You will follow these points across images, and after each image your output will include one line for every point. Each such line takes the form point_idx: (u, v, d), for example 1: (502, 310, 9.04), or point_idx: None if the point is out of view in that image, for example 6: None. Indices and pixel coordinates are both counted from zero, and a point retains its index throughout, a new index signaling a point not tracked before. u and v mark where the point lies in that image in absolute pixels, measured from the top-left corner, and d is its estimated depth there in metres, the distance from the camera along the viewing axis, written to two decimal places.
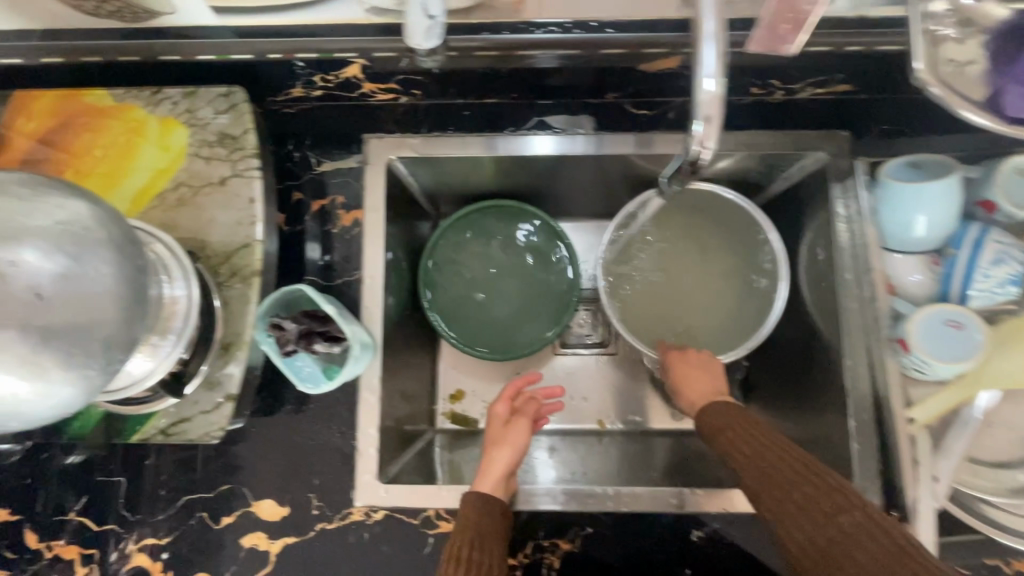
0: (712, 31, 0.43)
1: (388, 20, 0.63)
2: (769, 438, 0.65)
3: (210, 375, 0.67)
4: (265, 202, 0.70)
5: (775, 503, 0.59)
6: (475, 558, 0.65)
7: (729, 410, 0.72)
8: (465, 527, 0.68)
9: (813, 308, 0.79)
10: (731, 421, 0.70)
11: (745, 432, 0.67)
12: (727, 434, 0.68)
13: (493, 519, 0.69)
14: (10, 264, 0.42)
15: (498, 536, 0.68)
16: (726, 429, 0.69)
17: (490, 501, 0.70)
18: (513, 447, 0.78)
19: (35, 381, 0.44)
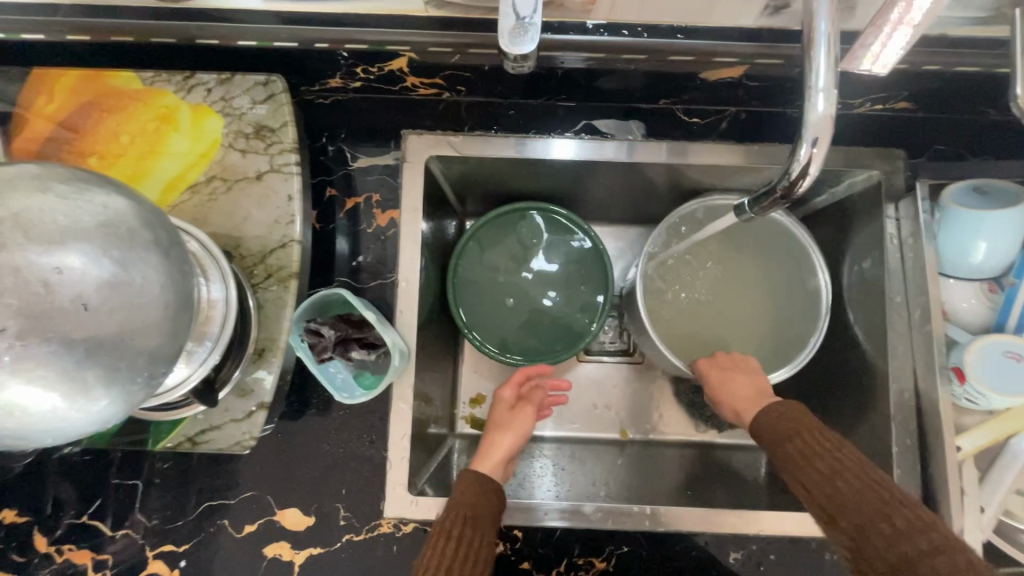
0: (825, 33, 0.41)
1: (446, 14, 0.58)
2: (847, 454, 0.58)
3: (242, 382, 0.63)
4: (303, 199, 0.67)
5: (857, 532, 0.54)
6: (467, 538, 0.63)
7: (794, 413, 0.64)
8: (458, 504, 0.66)
9: (857, 329, 0.77)
10: (797, 426, 0.62)
11: (814, 443, 0.60)
12: (795, 442, 0.61)
13: (488, 501, 0.67)
14: (55, 271, 0.38)
15: (492, 519, 0.66)
16: (789, 437, 0.62)
17: (487, 482, 0.68)
18: (517, 434, 0.80)
19: (77, 398, 0.40)
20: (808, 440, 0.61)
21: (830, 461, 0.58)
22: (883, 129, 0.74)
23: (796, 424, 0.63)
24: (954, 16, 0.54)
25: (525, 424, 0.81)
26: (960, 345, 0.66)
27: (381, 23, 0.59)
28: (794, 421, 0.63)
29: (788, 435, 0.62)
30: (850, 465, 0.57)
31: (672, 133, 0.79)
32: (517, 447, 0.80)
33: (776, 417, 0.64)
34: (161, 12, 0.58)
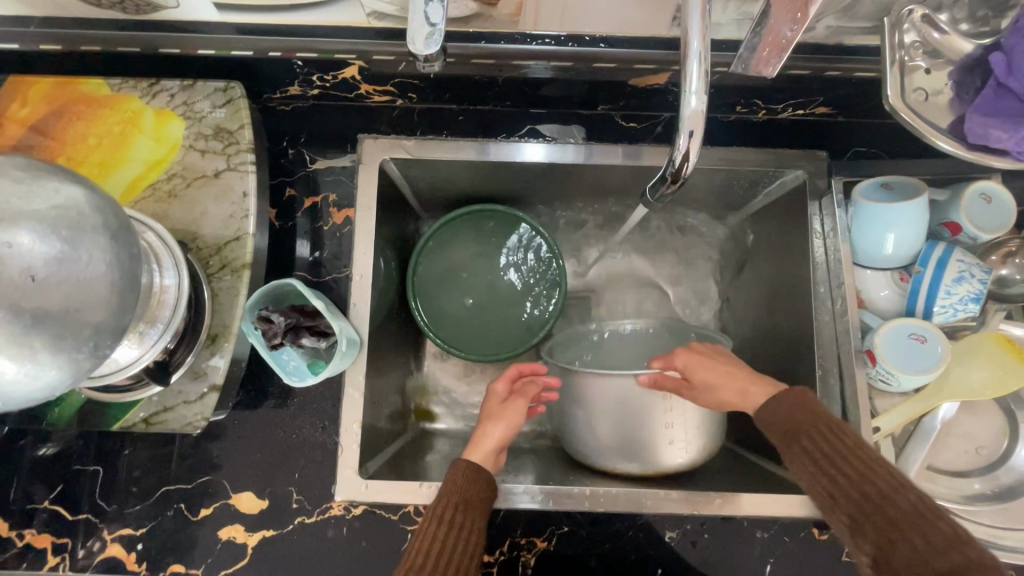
0: (697, 51, 0.46)
1: (388, 25, 0.63)
2: (860, 449, 0.57)
3: (195, 366, 0.68)
4: (258, 196, 0.72)
5: (877, 529, 0.53)
6: (459, 521, 0.64)
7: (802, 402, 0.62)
8: (449, 491, 0.66)
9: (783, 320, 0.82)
10: (806, 420, 0.60)
11: (831, 438, 0.59)
12: (807, 441, 0.60)
13: (480, 488, 0.67)
14: (6, 245, 0.42)
15: (485, 502, 0.67)
16: (800, 431, 0.60)
17: (479, 474, 0.68)
18: (508, 425, 0.75)
19: (24, 362, 0.44)
20: (821, 434, 0.59)
21: (845, 457, 0.57)
22: (806, 132, 0.79)
23: (809, 417, 0.61)
24: (845, 26, 0.59)
25: (517, 417, 0.75)
26: (872, 330, 0.71)
27: (327, 32, 0.64)
28: (804, 412, 0.61)
29: (800, 429, 0.60)
30: (867, 464, 0.56)
31: (612, 136, 0.84)
32: (508, 439, 0.75)
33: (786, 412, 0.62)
34: (126, 23, 0.64)
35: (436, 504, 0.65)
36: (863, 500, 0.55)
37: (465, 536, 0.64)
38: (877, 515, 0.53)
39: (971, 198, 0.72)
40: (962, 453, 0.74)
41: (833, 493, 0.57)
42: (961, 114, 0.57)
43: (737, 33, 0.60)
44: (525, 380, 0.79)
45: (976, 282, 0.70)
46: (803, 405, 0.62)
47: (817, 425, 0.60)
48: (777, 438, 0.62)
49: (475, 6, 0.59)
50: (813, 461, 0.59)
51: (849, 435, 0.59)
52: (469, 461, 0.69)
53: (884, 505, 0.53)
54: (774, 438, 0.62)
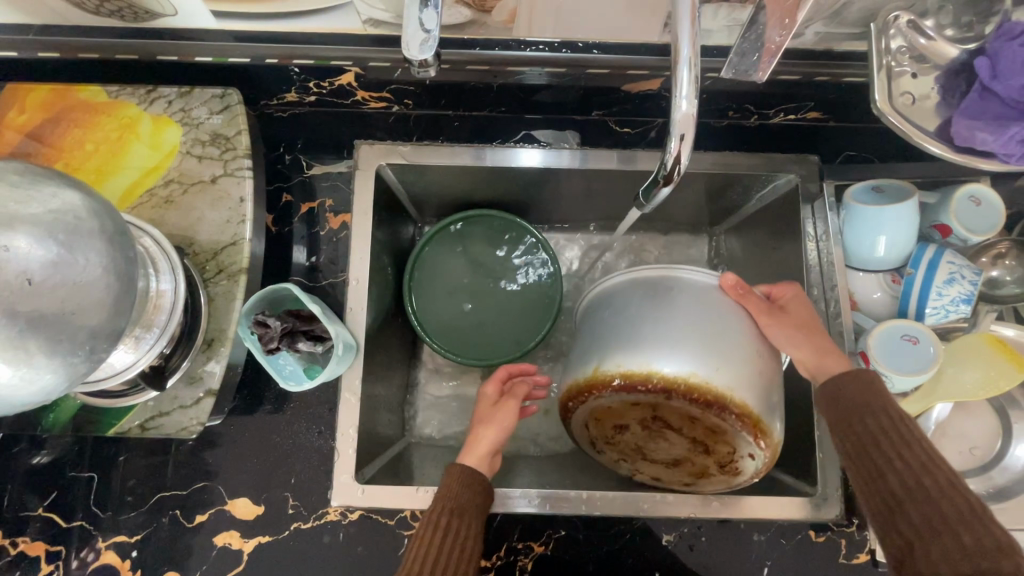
0: (687, 57, 0.47)
1: (384, 32, 0.64)
2: (919, 443, 0.58)
3: (192, 370, 0.68)
4: (255, 202, 0.72)
5: (918, 519, 0.54)
6: (453, 528, 0.64)
7: (870, 385, 0.62)
8: (445, 496, 0.66)
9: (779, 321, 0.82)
10: (867, 406, 0.61)
11: (893, 426, 0.59)
12: (863, 424, 0.61)
13: (476, 495, 0.67)
14: (2, 249, 0.43)
15: (479, 510, 0.67)
16: (860, 413, 0.61)
17: (476, 478, 0.68)
18: (503, 426, 0.73)
19: (20, 366, 0.44)
20: (884, 420, 0.60)
21: (904, 446, 0.58)
22: (798, 136, 0.80)
23: (873, 401, 0.61)
24: (833, 32, 0.60)
25: (511, 418, 0.74)
26: (866, 332, 0.72)
27: (323, 39, 0.65)
28: (869, 395, 0.62)
29: (862, 413, 0.61)
30: (921, 457, 0.57)
31: (606, 141, 0.85)
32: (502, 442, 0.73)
33: (850, 392, 0.62)
34: (125, 32, 0.64)
35: (433, 510, 0.65)
36: (910, 488, 0.56)
37: (458, 542, 0.63)
38: (921, 506, 0.54)
39: (960, 201, 0.72)
40: (957, 454, 0.74)
41: (881, 475, 0.58)
42: (947, 117, 0.59)
43: (727, 39, 0.61)
44: (513, 381, 0.80)
45: (966, 284, 0.70)
46: (871, 389, 0.62)
47: (880, 412, 0.60)
48: (834, 414, 0.63)
49: (470, 13, 0.60)
50: (867, 442, 0.60)
51: (913, 428, 0.59)
52: (466, 467, 0.69)
53: (931, 497, 0.54)
54: (829, 414, 0.63)
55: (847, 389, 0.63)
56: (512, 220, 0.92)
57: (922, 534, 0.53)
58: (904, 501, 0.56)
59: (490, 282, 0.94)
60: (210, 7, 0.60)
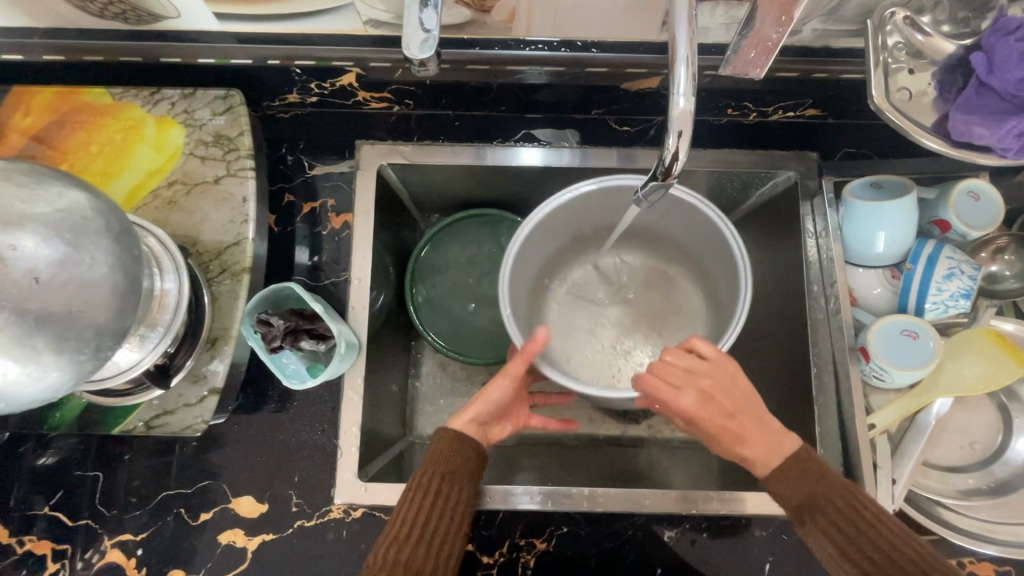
0: (684, 54, 0.47)
1: (384, 32, 0.64)
2: (878, 521, 0.57)
3: (195, 369, 0.69)
4: (257, 202, 0.73)
5: None
6: (444, 493, 0.63)
7: (818, 472, 0.60)
8: (435, 461, 0.64)
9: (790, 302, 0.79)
10: (818, 491, 0.59)
11: (851, 514, 0.57)
12: (821, 519, 0.58)
13: (465, 460, 0.64)
14: (10, 248, 0.43)
15: (470, 474, 0.64)
16: (816, 505, 0.58)
17: (466, 444, 0.65)
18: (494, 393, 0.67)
19: (27, 363, 0.45)
20: (859, 523, 0.57)
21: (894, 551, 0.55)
22: (797, 133, 0.81)
23: (846, 506, 0.58)
24: (831, 29, 0.60)
25: (504, 387, 0.66)
26: (865, 328, 0.72)
27: (323, 41, 0.65)
28: (834, 495, 0.58)
29: (815, 505, 0.58)
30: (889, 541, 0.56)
31: (606, 140, 0.86)
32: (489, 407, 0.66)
33: (795, 482, 0.59)
34: (130, 34, 0.65)
35: (422, 475, 0.64)
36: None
37: (449, 507, 0.62)
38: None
39: (959, 195, 0.73)
40: (957, 449, 0.75)
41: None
42: (945, 112, 0.59)
43: (725, 36, 0.62)
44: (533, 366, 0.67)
45: (966, 278, 0.71)
46: (827, 479, 0.59)
47: (832, 499, 0.58)
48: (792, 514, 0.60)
49: (469, 13, 0.61)
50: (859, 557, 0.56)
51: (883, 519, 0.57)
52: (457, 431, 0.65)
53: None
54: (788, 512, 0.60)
55: (804, 489, 0.59)
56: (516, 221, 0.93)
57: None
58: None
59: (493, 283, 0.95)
60: (213, 9, 0.61)
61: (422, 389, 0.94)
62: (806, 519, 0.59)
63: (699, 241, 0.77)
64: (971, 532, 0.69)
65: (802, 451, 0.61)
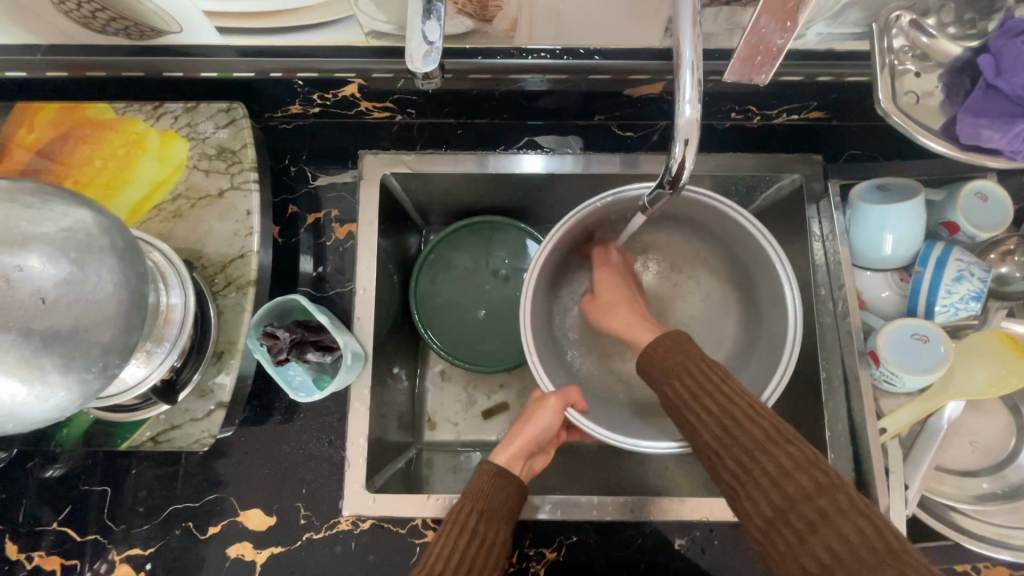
0: (689, 59, 0.47)
1: (387, 43, 0.64)
2: (742, 397, 0.57)
3: (202, 384, 0.69)
4: (261, 214, 0.73)
5: (749, 484, 0.53)
6: (480, 532, 0.61)
7: (685, 349, 0.62)
8: (476, 495, 0.64)
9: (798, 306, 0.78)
10: (673, 363, 0.61)
11: (708, 388, 0.58)
12: (676, 382, 0.60)
13: (508, 497, 0.65)
14: (16, 268, 0.43)
15: (509, 512, 0.64)
16: (675, 370, 0.61)
17: (506, 479, 0.65)
18: (540, 427, 0.69)
19: (35, 385, 0.45)
20: (712, 393, 0.58)
21: (747, 422, 0.55)
22: (801, 137, 0.80)
23: (704, 377, 0.59)
24: (834, 32, 0.59)
25: (551, 418, 0.69)
26: (874, 332, 0.72)
27: (325, 53, 0.65)
28: (696, 371, 0.60)
29: (672, 375, 0.61)
30: (747, 413, 0.56)
31: (609, 146, 0.86)
32: (534, 441, 0.69)
33: (661, 352, 0.63)
34: (131, 49, 0.65)
35: (458, 510, 0.62)
36: (772, 478, 0.52)
37: (485, 545, 0.61)
38: (785, 499, 0.51)
39: (967, 197, 0.72)
40: (969, 452, 0.74)
41: (740, 472, 0.54)
42: (952, 115, 0.58)
43: (729, 42, 0.61)
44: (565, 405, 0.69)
45: (977, 280, 0.70)
46: (692, 358, 0.61)
47: (690, 376, 0.60)
48: (655, 384, 0.63)
49: (471, 22, 0.61)
50: (714, 429, 0.56)
51: (742, 391, 0.58)
52: (496, 464, 0.66)
53: (807, 485, 0.50)
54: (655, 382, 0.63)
55: (671, 367, 0.61)
56: (520, 225, 0.92)
57: (804, 542, 0.49)
58: (774, 501, 0.51)
59: (497, 288, 0.94)
60: (215, 23, 0.60)
61: (428, 397, 0.93)
62: (669, 393, 0.61)
63: (750, 260, 0.75)
64: (985, 537, 0.69)
65: (682, 338, 0.63)
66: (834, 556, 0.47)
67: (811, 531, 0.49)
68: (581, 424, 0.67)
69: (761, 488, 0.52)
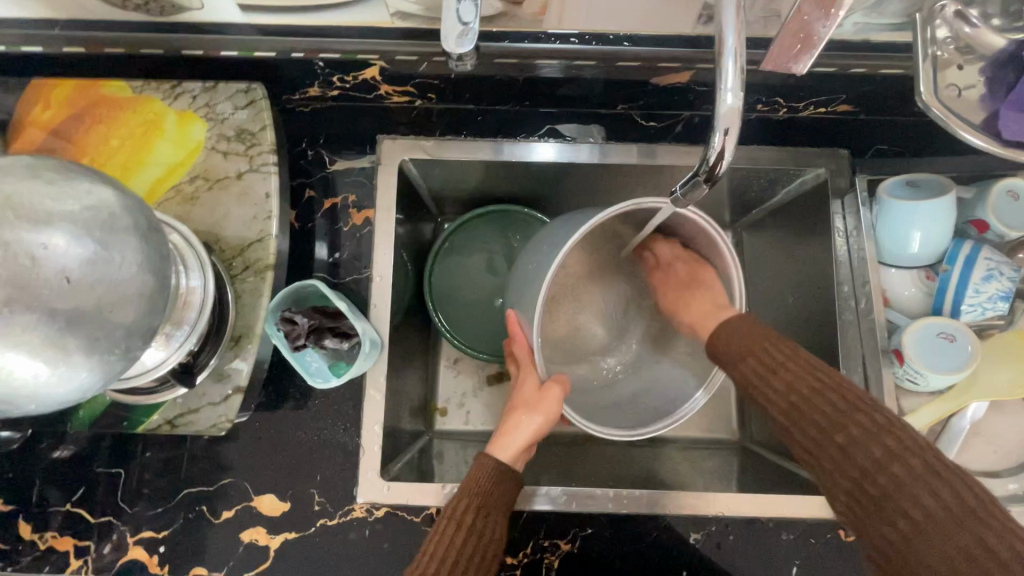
0: (732, 46, 0.46)
1: (412, 25, 0.62)
2: (814, 374, 0.58)
3: (219, 368, 0.69)
4: (280, 198, 0.72)
5: (823, 453, 0.55)
6: (478, 529, 0.62)
7: (755, 330, 0.63)
8: (469, 490, 0.64)
9: (819, 303, 0.78)
10: (743, 345, 0.62)
11: (780, 370, 0.59)
12: (748, 361, 0.61)
13: (507, 492, 0.65)
14: (41, 247, 0.42)
15: (505, 507, 0.65)
16: (743, 351, 0.62)
17: (504, 479, 0.65)
18: (541, 423, 0.67)
19: (59, 366, 0.44)
20: (782, 370, 0.59)
21: (819, 396, 0.56)
22: (827, 131, 0.79)
23: (769, 358, 0.60)
24: (871, 23, 0.58)
25: (550, 411, 0.67)
26: (900, 329, 0.71)
27: (348, 34, 0.63)
28: (761, 350, 0.61)
29: (738, 356, 0.62)
30: (822, 388, 0.57)
31: (631, 135, 0.84)
32: (535, 436, 0.68)
33: (731, 334, 0.64)
34: (150, 25, 0.63)
35: (458, 507, 0.63)
36: (847, 447, 0.53)
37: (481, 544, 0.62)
38: (862, 466, 0.52)
39: (998, 195, 0.71)
40: (991, 453, 0.73)
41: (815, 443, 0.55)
42: (994, 110, 0.56)
43: (763, 31, 0.60)
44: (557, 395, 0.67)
45: (1006, 280, 0.69)
46: (761, 335, 0.62)
47: (759, 356, 0.61)
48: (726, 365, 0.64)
49: (501, 4, 0.59)
50: (784, 403, 0.58)
51: (812, 367, 0.58)
52: (496, 464, 0.65)
53: (884, 447, 0.51)
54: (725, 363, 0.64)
55: (739, 347, 0.63)
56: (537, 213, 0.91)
57: (883, 506, 0.50)
58: (850, 468, 0.53)
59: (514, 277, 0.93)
60: (239, 0, 0.59)
61: (442, 386, 0.93)
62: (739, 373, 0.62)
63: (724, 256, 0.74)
64: None
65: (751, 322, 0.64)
66: (912, 519, 0.48)
67: (888, 496, 0.50)
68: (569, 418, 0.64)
69: (836, 456, 0.54)
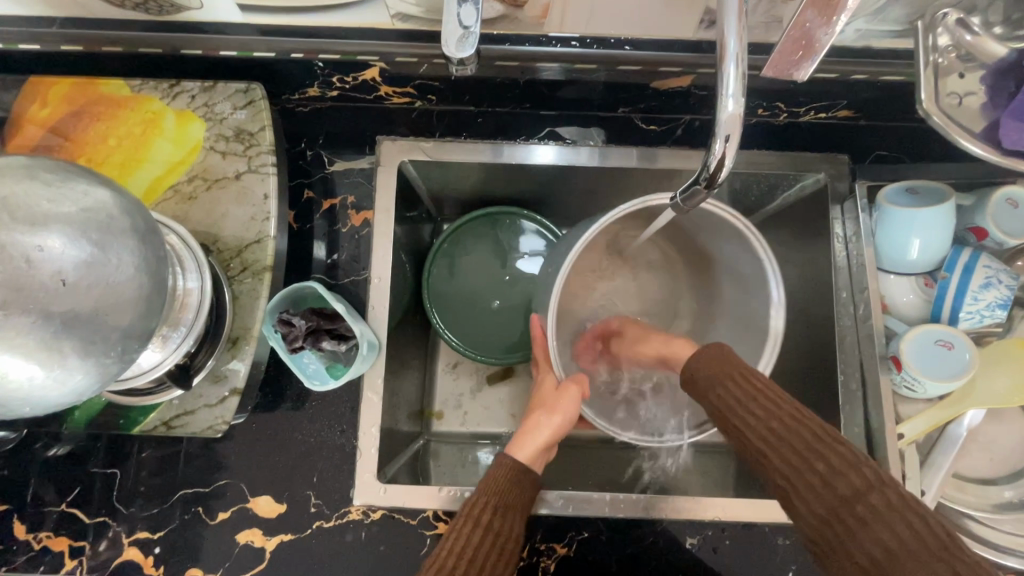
0: (734, 52, 0.46)
1: (412, 26, 0.62)
2: (788, 404, 0.60)
3: (216, 370, 0.68)
4: (278, 199, 0.72)
5: (800, 483, 0.56)
6: (495, 528, 0.61)
7: (730, 359, 0.65)
8: (490, 489, 0.64)
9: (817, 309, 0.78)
10: (716, 376, 0.64)
11: (757, 399, 0.60)
12: (717, 392, 0.63)
13: (526, 489, 0.65)
14: (37, 249, 0.42)
15: (523, 508, 0.64)
16: (721, 381, 0.63)
17: (525, 474, 0.65)
18: (563, 419, 0.68)
19: (53, 369, 0.44)
20: (760, 399, 0.60)
21: (795, 426, 0.58)
22: (827, 136, 0.79)
23: (747, 386, 0.61)
24: (873, 29, 0.58)
25: (571, 409, 0.68)
26: (896, 336, 0.71)
27: (348, 35, 0.63)
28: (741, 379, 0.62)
29: (715, 386, 0.63)
30: (797, 419, 0.58)
31: (632, 138, 0.84)
32: (557, 433, 0.69)
33: (708, 361, 0.65)
34: (149, 25, 0.63)
35: (477, 507, 0.62)
36: (824, 477, 0.55)
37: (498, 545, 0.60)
38: (838, 497, 0.54)
39: (998, 203, 0.71)
40: (987, 460, 0.74)
41: (790, 474, 0.56)
42: (994, 119, 0.56)
43: (765, 36, 0.60)
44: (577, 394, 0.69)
45: (1004, 288, 0.70)
46: (735, 365, 0.64)
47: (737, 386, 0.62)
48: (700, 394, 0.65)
49: (502, 7, 0.59)
50: (762, 430, 0.59)
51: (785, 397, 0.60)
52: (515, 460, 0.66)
53: (856, 482, 0.53)
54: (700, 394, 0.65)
55: (719, 376, 0.64)
56: (535, 216, 0.92)
57: (858, 534, 0.52)
58: (827, 498, 0.54)
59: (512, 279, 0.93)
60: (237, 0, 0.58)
61: (439, 388, 0.92)
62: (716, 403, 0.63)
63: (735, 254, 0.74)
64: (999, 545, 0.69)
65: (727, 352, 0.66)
66: (885, 549, 0.50)
67: (863, 526, 0.52)
68: (591, 418, 0.66)
69: (812, 486, 0.55)
